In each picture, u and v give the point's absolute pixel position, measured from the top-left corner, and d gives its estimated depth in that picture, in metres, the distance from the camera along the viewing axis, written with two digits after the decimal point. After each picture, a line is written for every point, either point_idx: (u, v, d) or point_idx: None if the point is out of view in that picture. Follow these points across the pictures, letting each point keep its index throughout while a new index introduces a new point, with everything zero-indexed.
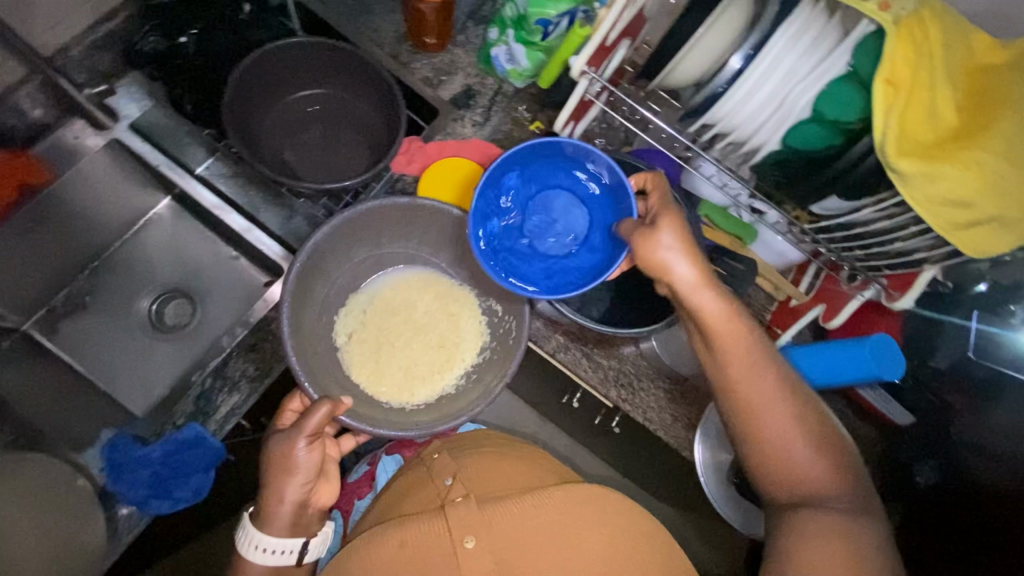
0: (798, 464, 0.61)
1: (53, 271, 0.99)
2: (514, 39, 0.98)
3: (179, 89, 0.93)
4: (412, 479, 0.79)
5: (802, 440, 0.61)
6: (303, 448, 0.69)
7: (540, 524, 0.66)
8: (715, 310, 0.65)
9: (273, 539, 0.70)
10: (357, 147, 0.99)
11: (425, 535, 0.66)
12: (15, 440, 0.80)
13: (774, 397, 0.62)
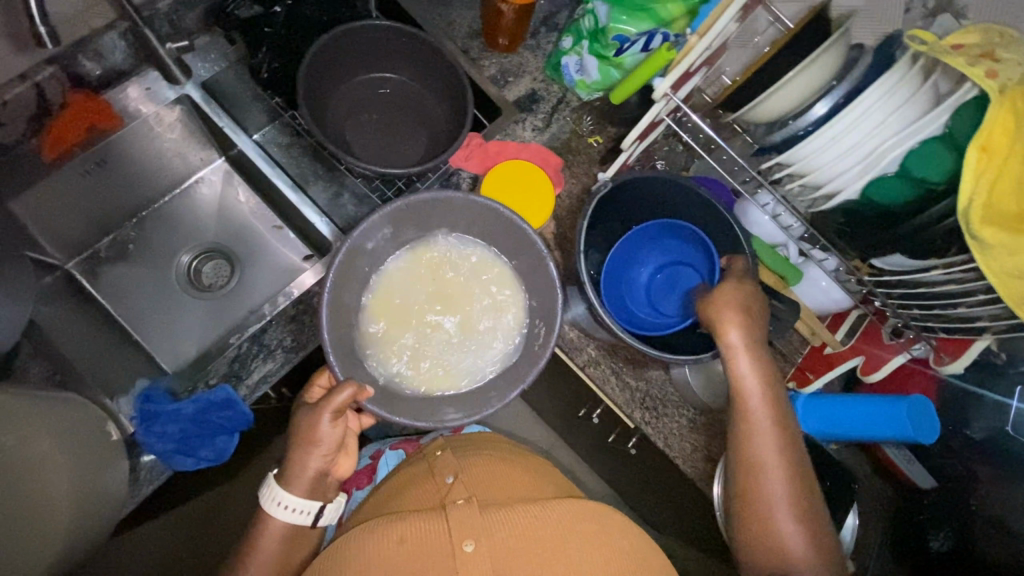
0: (786, 523, 0.69)
1: (104, 215, 1.00)
2: (587, 51, 0.99)
3: (258, 57, 0.92)
4: (411, 475, 0.80)
5: (794, 498, 0.69)
6: (327, 424, 0.72)
7: (540, 534, 0.64)
8: (750, 376, 0.72)
9: (297, 501, 0.75)
10: (418, 135, 1.00)
11: (425, 531, 0.65)
12: (53, 376, 0.81)
13: (790, 462, 0.71)
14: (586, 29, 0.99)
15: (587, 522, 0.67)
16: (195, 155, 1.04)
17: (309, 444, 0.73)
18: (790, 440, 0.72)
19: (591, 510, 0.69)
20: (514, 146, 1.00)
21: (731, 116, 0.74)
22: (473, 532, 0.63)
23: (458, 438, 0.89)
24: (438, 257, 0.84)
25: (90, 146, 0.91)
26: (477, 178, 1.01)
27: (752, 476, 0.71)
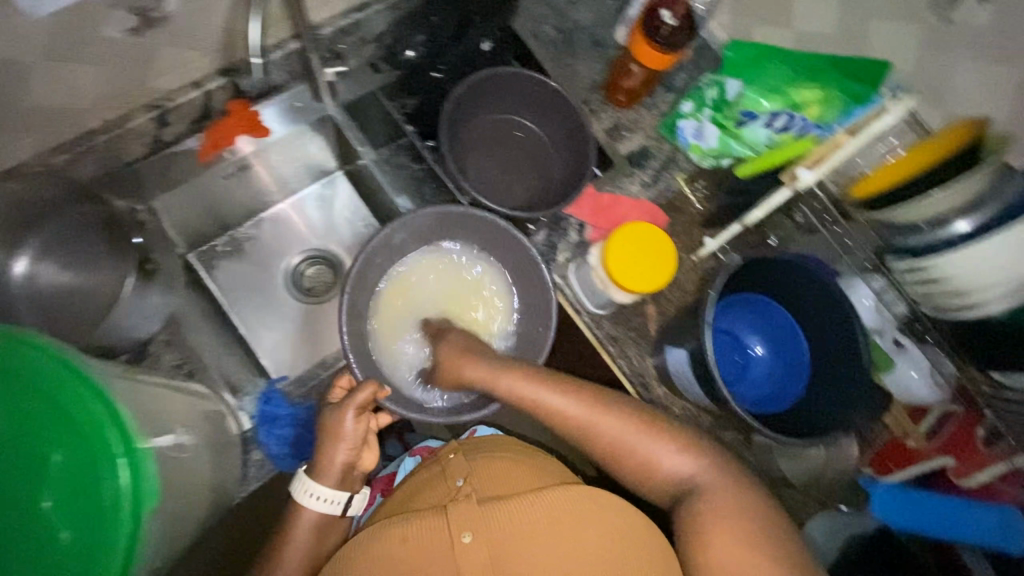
0: (670, 467, 0.75)
1: (226, 214, 1.05)
2: (708, 120, 1.02)
3: (404, 92, 0.97)
4: (426, 478, 0.81)
5: (685, 454, 0.75)
6: (351, 419, 0.82)
7: (532, 523, 0.68)
8: (522, 384, 0.80)
9: (322, 491, 0.82)
10: (528, 179, 1.05)
11: (432, 532, 0.68)
12: (181, 367, 0.86)
13: (626, 428, 0.77)
14: (709, 99, 1.03)
15: (565, 506, 0.69)
16: (315, 167, 1.09)
17: (333, 440, 0.83)
18: (651, 419, 0.78)
19: (580, 492, 0.71)
20: (629, 202, 1.02)
21: (873, 214, 0.79)
22: (472, 523, 0.68)
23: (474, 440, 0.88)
24: (436, 267, 1.01)
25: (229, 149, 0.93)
26: (585, 225, 1.01)
27: (610, 448, 0.77)
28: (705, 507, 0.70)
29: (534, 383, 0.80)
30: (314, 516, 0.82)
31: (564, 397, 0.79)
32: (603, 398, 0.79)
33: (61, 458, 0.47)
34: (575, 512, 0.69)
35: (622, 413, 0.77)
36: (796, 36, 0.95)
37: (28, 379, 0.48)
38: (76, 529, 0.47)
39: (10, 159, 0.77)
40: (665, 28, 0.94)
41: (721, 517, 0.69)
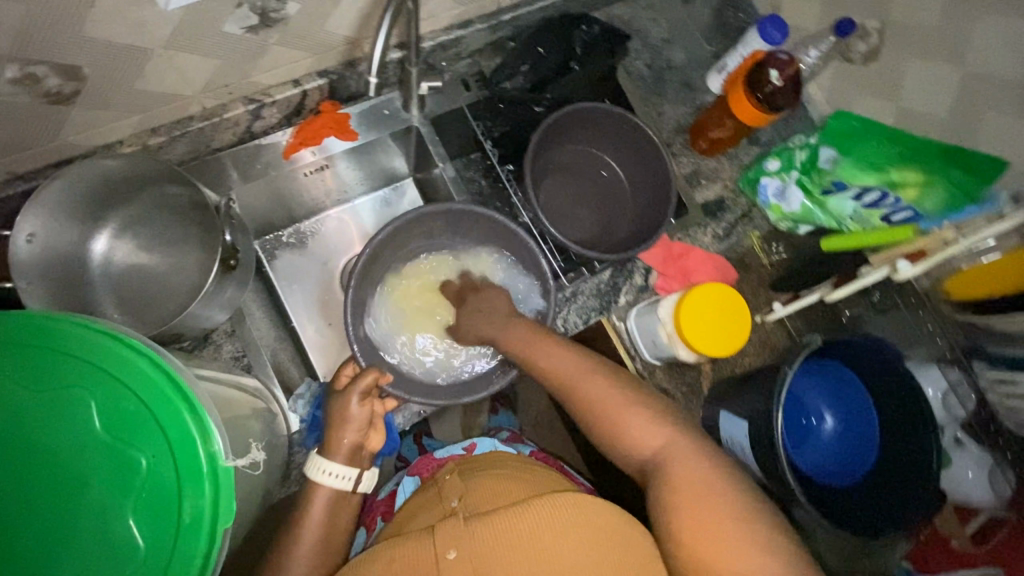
0: (640, 440, 0.67)
1: (294, 208, 1.05)
2: (795, 182, 0.97)
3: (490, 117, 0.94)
4: (422, 500, 0.73)
5: (649, 421, 0.68)
6: (356, 405, 0.74)
7: (525, 534, 0.59)
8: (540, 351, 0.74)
9: (333, 471, 0.73)
10: (599, 215, 1.02)
11: (417, 555, 0.60)
12: (241, 358, 0.87)
13: (614, 399, 0.69)
14: (799, 160, 0.99)
15: (553, 511, 0.60)
16: (387, 171, 1.08)
17: (342, 424, 0.74)
18: (625, 392, 0.70)
19: (572, 495, 0.62)
20: (699, 253, 1.01)
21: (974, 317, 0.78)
22: (455, 536, 0.60)
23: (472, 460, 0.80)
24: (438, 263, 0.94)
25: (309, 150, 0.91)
26: (651, 270, 1.01)
27: (592, 412, 0.70)
28: (677, 483, 0.62)
29: (541, 338, 0.77)
30: (325, 502, 0.72)
31: (558, 361, 0.74)
32: (590, 366, 0.73)
33: (147, 471, 0.45)
34: (573, 519, 0.60)
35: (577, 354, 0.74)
36: (899, 113, 0.93)
37: (121, 384, 0.46)
38: (151, 544, 0.45)
39: (110, 135, 0.77)
40: (769, 86, 0.92)
41: (689, 490, 0.61)
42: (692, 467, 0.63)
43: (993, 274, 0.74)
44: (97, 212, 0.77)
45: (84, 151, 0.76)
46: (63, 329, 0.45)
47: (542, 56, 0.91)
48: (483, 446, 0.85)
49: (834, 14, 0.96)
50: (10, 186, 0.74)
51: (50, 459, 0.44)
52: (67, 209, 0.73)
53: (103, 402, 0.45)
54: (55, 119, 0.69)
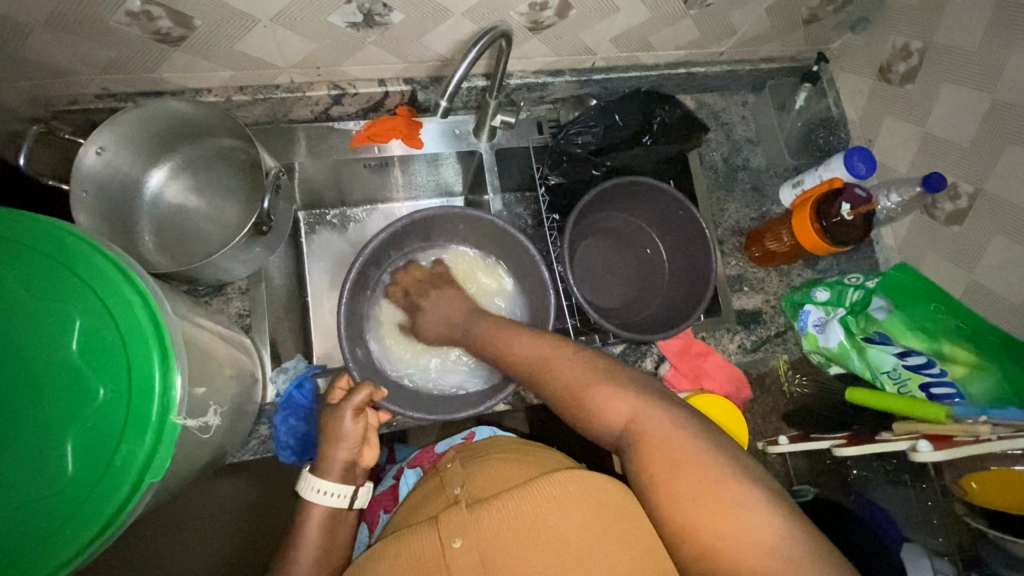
0: (615, 412, 0.58)
1: (349, 194, 1.09)
2: (838, 319, 0.92)
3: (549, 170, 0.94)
4: (425, 491, 0.66)
5: (613, 394, 0.59)
6: (349, 421, 0.70)
7: (527, 518, 0.51)
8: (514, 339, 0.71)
9: (324, 491, 0.70)
10: (628, 290, 1.00)
11: (421, 548, 0.52)
12: (245, 318, 0.89)
13: (575, 378, 0.62)
14: (849, 300, 0.91)
15: (554, 495, 0.52)
16: (445, 187, 1.11)
17: (333, 442, 0.71)
18: (591, 364, 0.63)
19: (575, 477, 0.53)
20: (716, 358, 0.98)
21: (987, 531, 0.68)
22: (460, 524, 0.52)
23: (473, 445, 0.74)
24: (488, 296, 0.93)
25: (372, 146, 0.94)
26: (664, 359, 0.98)
27: (559, 398, 0.62)
28: (649, 453, 0.53)
29: (510, 333, 0.73)
30: (320, 518, 0.70)
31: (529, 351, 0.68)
32: (562, 352, 0.65)
33: (101, 403, 0.46)
34: (575, 501, 0.52)
35: (552, 343, 0.67)
36: (969, 284, 0.87)
37: (109, 314, 0.47)
38: (79, 474, 0.46)
39: (202, 83, 0.82)
40: (837, 219, 0.88)
41: (659, 459, 0.52)
42: (668, 435, 0.54)
43: (1011, 487, 0.65)
44: (165, 146, 0.82)
45: (174, 89, 0.82)
46: (76, 249, 0.48)
47: (617, 124, 0.90)
48: (482, 434, 0.83)
49: (927, 165, 0.92)
50: (100, 102, 0.80)
51: (14, 359, 0.45)
52: (140, 137, 0.78)
53: (84, 327, 0.47)
54: (156, 55, 0.75)
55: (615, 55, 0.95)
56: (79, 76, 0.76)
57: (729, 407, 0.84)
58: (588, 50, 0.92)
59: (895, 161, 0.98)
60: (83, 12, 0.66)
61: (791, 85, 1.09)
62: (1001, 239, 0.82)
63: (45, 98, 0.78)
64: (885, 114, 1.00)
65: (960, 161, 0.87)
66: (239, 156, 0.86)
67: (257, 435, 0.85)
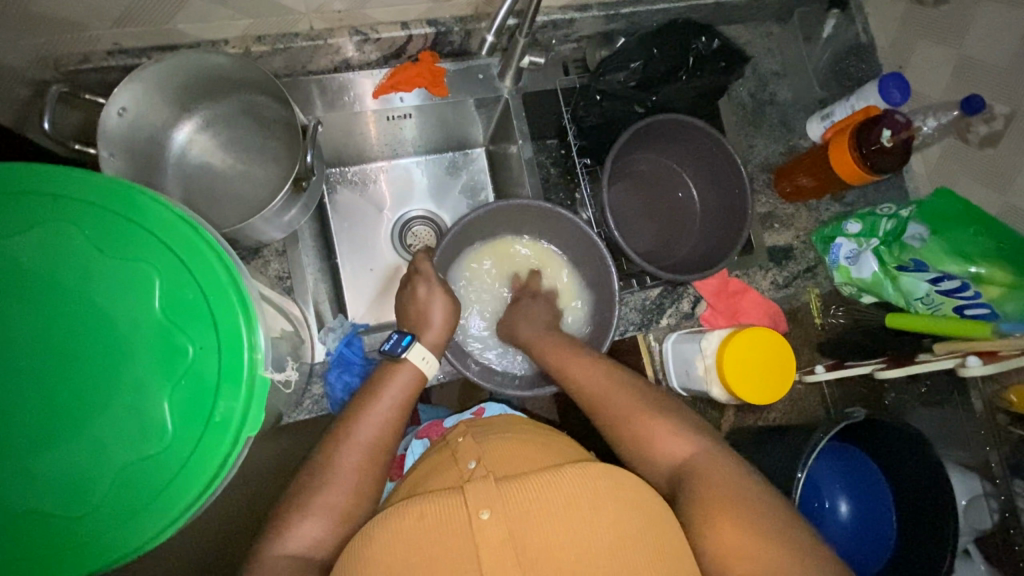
0: (671, 449, 0.65)
1: (369, 151, 1.06)
2: (873, 249, 0.94)
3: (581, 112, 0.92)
4: (435, 463, 0.65)
5: (672, 433, 0.65)
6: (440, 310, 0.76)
7: (557, 495, 0.52)
8: (578, 364, 0.76)
9: (414, 353, 0.71)
10: (660, 232, 0.99)
11: (444, 513, 0.51)
12: (282, 280, 0.87)
13: (636, 407, 0.69)
14: (882, 229, 0.93)
15: (587, 482, 0.54)
16: (465, 138, 1.09)
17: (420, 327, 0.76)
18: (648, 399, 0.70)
19: (609, 469, 0.56)
20: (753, 295, 0.99)
21: None
22: (487, 496, 0.52)
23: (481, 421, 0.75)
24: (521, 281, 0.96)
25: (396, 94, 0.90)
26: (700, 299, 0.99)
27: (622, 419, 0.69)
28: (709, 490, 0.59)
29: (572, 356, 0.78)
30: (408, 380, 0.69)
31: (587, 378, 0.74)
32: (630, 380, 0.73)
33: (192, 362, 0.46)
34: (603, 486, 0.54)
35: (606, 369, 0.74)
36: (1004, 206, 0.87)
37: (188, 269, 0.46)
38: (179, 431, 0.45)
39: (217, 33, 0.77)
40: (876, 145, 0.87)
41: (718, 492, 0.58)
42: (719, 471, 0.61)
43: None
44: (187, 102, 0.78)
45: (190, 42, 0.77)
46: (145, 206, 0.46)
47: (654, 58, 0.88)
48: (493, 411, 0.85)
49: (962, 87, 0.91)
50: (112, 58, 0.75)
51: (101, 321, 0.44)
52: (162, 92, 0.74)
53: (164, 286, 0.46)
54: (172, 3, 0.71)
55: None
56: (90, 30, 0.71)
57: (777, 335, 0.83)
58: None
59: (927, 87, 0.97)
60: None
61: (818, 13, 1.06)
62: None
63: (53, 57, 0.73)
64: (916, 38, 0.98)
65: (998, 80, 0.86)
66: (263, 112, 0.82)
67: (310, 395, 0.86)
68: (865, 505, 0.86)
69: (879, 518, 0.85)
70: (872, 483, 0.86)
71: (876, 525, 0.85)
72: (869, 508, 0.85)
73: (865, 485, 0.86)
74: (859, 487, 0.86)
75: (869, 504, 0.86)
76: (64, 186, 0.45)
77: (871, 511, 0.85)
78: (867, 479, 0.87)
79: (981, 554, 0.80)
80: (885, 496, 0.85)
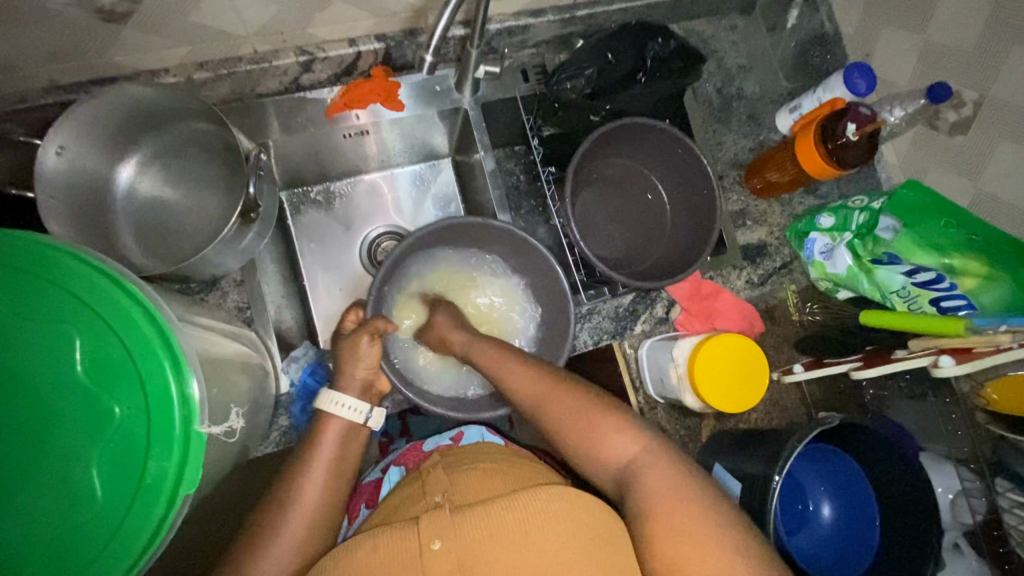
0: (613, 451, 0.62)
1: (332, 170, 1.04)
2: (846, 244, 0.92)
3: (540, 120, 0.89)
4: (406, 495, 0.64)
5: (615, 434, 0.62)
6: (366, 343, 0.73)
7: (513, 527, 0.50)
8: (517, 370, 0.70)
9: (341, 405, 0.70)
10: (632, 236, 0.97)
11: (398, 546, 0.50)
12: (242, 311, 0.85)
13: (587, 407, 0.64)
14: (855, 223, 0.92)
15: (547, 509, 0.52)
16: (429, 149, 1.06)
17: (353, 361, 0.73)
18: (579, 396, 0.66)
19: (575, 496, 0.54)
20: (727, 297, 0.97)
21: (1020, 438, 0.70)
22: (442, 526, 0.51)
23: (458, 451, 0.73)
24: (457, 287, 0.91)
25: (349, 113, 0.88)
26: (674, 303, 0.97)
27: (560, 423, 0.65)
28: (650, 495, 0.57)
29: (503, 356, 0.73)
30: (337, 434, 0.69)
31: (521, 379, 0.69)
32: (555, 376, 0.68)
33: (119, 424, 0.44)
34: (564, 515, 0.52)
35: (539, 370, 0.70)
36: (975, 194, 0.86)
37: (111, 329, 0.44)
38: (109, 495, 0.44)
39: (156, 63, 0.75)
40: (842, 139, 0.85)
41: (665, 493, 0.57)
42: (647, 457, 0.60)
43: None
44: (129, 136, 0.76)
45: (129, 73, 0.75)
46: (64, 264, 0.44)
47: (611, 63, 0.85)
48: (470, 436, 0.82)
49: (929, 74, 0.89)
50: (50, 96, 0.72)
51: (20, 390, 0.42)
52: (100, 129, 0.72)
53: (86, 346, 0.44)
54: (104, 37, 0.68)
55: None
56: (22, 69, 0.69)
57: (747, 338, 0.81)
58: None
59: (894, 75, 0.95)
60: None
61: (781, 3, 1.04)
62: (1008, 144, 0.80)
63: None
64: (881, 25, 0.95)
65: (963, 67, 0.84)
66: (210, 139, 0.79)
67: (277, 426, 0.84)
68: (846, 508, 0.85)
69: (863, 522, 0.83)
70: (857, 488, 0.85)
71: (859, 528, 0.84)
72: (851, 512, 0.84)
73: (849, 489, 0.85)
74: (839, 491, 0.86)
75: (850, 507, 0.85)
76: None
77: (855, 513, 0.84)
78: (852, 485, 0.85)
79: (970, 548, 0.77)
80: (869, 502, 0.83)
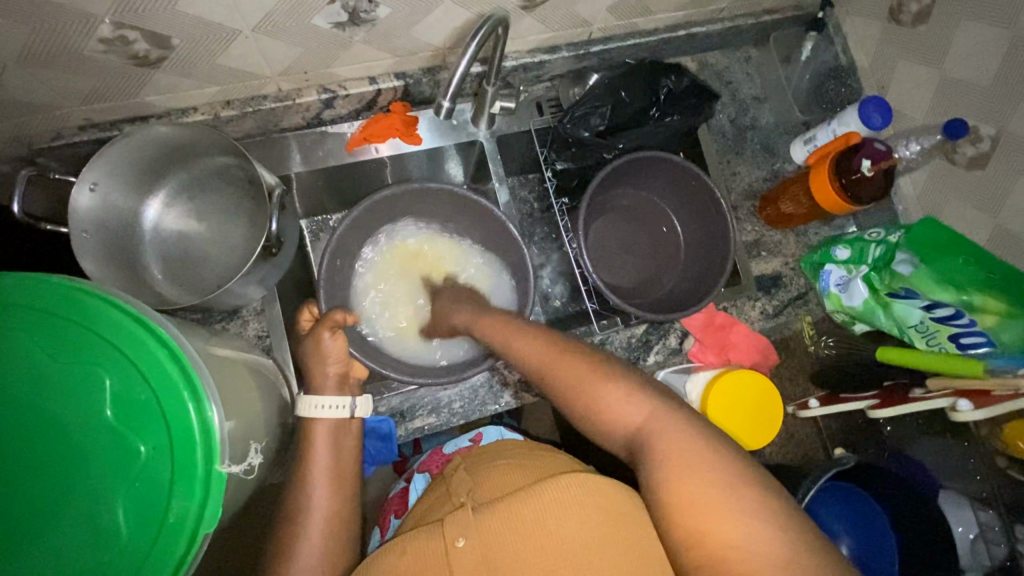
0: (623, 416, 0.58)
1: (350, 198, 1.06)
2: (863, 276, 0.91)
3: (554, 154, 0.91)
4: (433, 498, 0.64)
5: (620, 392, 0.59)
6: (328, 338, 0.73)
7: (532, 521, 0.50)
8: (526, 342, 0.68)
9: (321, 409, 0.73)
10: (647, 266, 0.98)
11: (424, 548, 0.52)
12: (261, 340, 0.87)
13: (583, 374, 0.61)
14: (871, 256, 0.91)
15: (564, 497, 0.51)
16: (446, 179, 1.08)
17: (319, 361, 0.74)
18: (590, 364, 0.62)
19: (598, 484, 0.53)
20: (742, 329, 0.96)
21: None
22: (464, 524, 0.52)
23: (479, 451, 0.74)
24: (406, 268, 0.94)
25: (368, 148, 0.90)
26: (688, 334, 0.97)
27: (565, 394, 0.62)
28: (661, 462, 0.52)
29: (515, 327, 0.71)
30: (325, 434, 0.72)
31: (530, 347, 0.67)
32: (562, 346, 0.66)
33: (144, 461, 0.45)
34: (585, 505, 0.51)
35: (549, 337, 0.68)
36: (995, 230, 0.84)
37: (139, 369, 0.46)
38: (134, 530, 0.45)
39: (186, 103, 0.79)
40: (857, 175, 0.85)
41: (674, 461, 0.52)
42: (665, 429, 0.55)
43: None
44: (158, 171, 0.79)
45: (159, 112, 0.79)
46: (95, 307, 0.46)
47: (624, 100, 0.87)
48: (488, 437, 0.81)
49: (947, 108, 0.89)
50: (85, 134, 0.76)
51: (52, 430, 0.44)
52: (130, 166, 0.75)
53: (115, 385, 0.46)
54: (138, 80, 0.72)
55: (611, 24, 0.90)
56: (60, 110, 0.73)
57: (758, 374, 0.81)
58: (583, 22, 0.88)
59: (910, 108, 0.94)
60: (56, 44, 0.63)
61: (796, 36, 1.05)
62: None
63: (27, 137, 0.75)
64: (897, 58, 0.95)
65: (980, 104, 0.83)
66: (234, 173, 0.82)
67: None
68: (863, 546, 0.83)
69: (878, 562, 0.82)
70: (873, 525, 0.83)
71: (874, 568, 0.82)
72: (868, 549, 0.83)
73: (866, 526, 0.84)
74: (855, 529, 0.84)
75: (868, 544, 0.83)
76: (19, 294, 0.45)
77: (870, 550, 0.83)
78: (870, 521, 0.84)
79: None
80: (885, 537, 0.82)
